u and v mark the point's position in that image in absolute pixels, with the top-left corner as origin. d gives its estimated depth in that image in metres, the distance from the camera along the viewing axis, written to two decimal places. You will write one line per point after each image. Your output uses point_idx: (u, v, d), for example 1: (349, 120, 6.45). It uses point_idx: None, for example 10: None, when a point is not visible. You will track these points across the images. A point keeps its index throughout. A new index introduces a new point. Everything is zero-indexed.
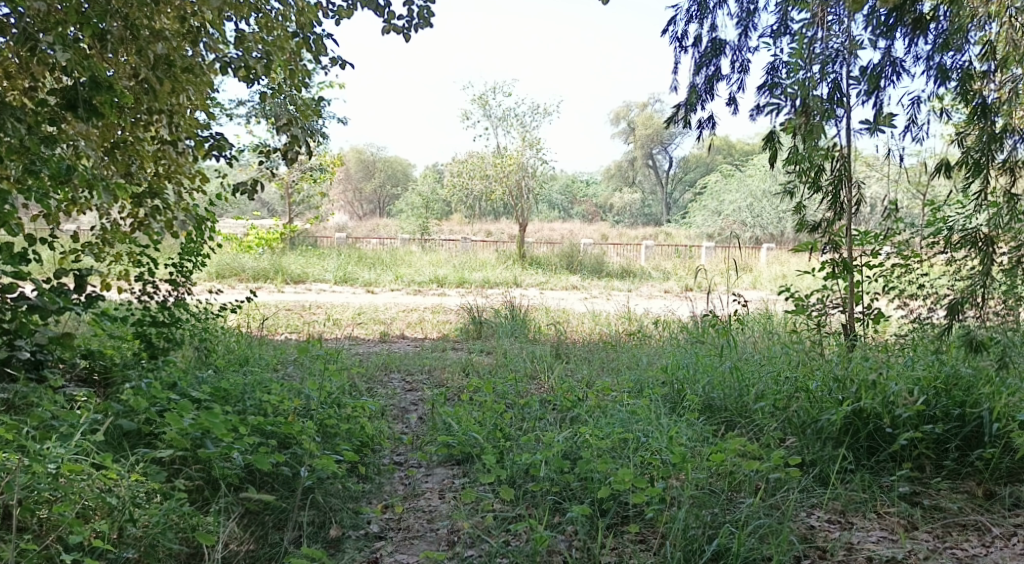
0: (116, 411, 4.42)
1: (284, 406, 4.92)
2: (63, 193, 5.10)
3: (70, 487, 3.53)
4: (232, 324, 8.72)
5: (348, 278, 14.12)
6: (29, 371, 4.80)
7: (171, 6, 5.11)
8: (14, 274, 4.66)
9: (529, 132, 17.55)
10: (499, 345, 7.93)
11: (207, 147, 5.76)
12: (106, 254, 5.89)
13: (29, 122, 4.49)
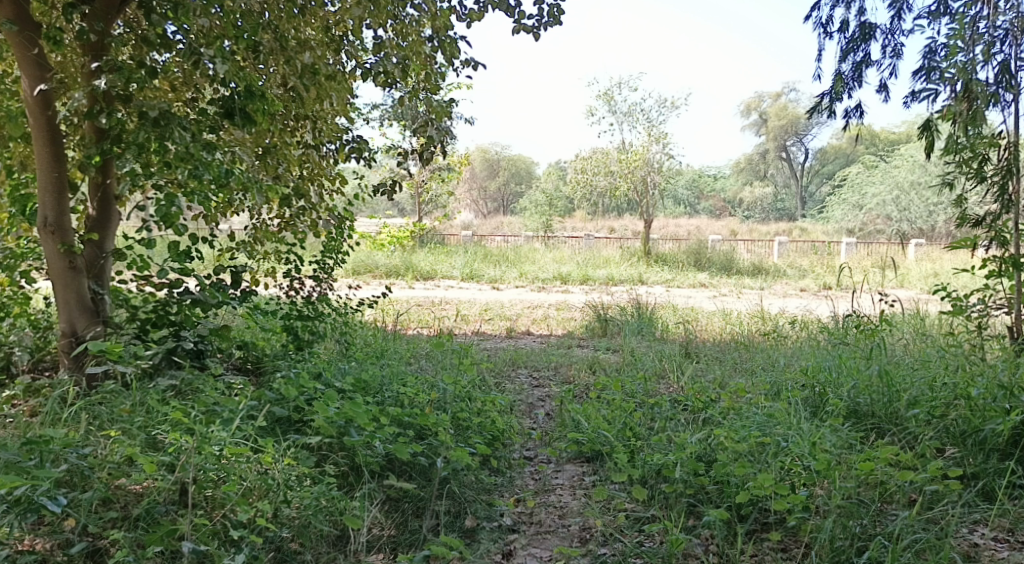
0: (269, 398, 4.67)
1: (419, 398, 5.07)
2: (221, 195, 5.46)
3: (233, 468, 3.75)
4: (367, 319, 9.06)
5: (474, 274, 14.36)
6: (192, 359, 5.21)
7: (316, 18, 5.48)
8: (180, 270, 5.15)
9: (655, 127, 17.27)
10: (626, 343, 7.86)
11: (348, 150, 6.02)
12: (256, 252, 6.24)
13: (193, 130, 4.85)
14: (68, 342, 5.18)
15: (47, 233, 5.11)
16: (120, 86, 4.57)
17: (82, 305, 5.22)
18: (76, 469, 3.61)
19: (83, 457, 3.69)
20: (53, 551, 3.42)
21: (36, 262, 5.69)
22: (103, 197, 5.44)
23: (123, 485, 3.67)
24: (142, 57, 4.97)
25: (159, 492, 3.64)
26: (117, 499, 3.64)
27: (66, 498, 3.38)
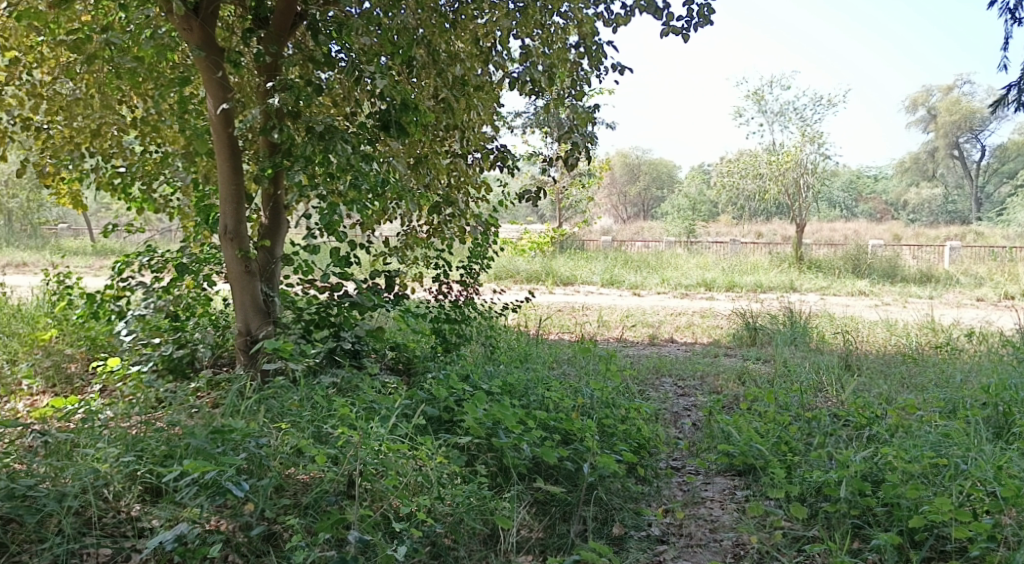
0: (422, 398, 4.78)
1: (565, 402, 5.05)
2: (378, 203, 5.63)
3: (391, 464, 3.85)
4: (509, 324, 9.12)
5: (615, 280, 14.21)
6: (351, 359, 5.49)
7: (467, 31, 5.61)
8: (341, 275, 5.44)
9: (809, 126, 16.53)
10: (778, 353, 7.54)
11: (492, 159, 6.06)
12: (407, 257, 6.39)
13: (354, 142, 5.01)
14: (243, 341, 5.49)
15: (227, 239, 5.46)
16: (291, 103, 4.82)
17: (255, 307, 5.53)
18: (254, 457, 3.80)
19: (262, 446, 3.87)
20: (235, 531, 3.55)
21: (216, 266, 6.13)
22: (274, 208, 5.75)
23: (294, 474, 3.82)
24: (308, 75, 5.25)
25: (325, 482, 3.75)
26: (288, 487, 3.78)
27: (248, 483, 3.56)
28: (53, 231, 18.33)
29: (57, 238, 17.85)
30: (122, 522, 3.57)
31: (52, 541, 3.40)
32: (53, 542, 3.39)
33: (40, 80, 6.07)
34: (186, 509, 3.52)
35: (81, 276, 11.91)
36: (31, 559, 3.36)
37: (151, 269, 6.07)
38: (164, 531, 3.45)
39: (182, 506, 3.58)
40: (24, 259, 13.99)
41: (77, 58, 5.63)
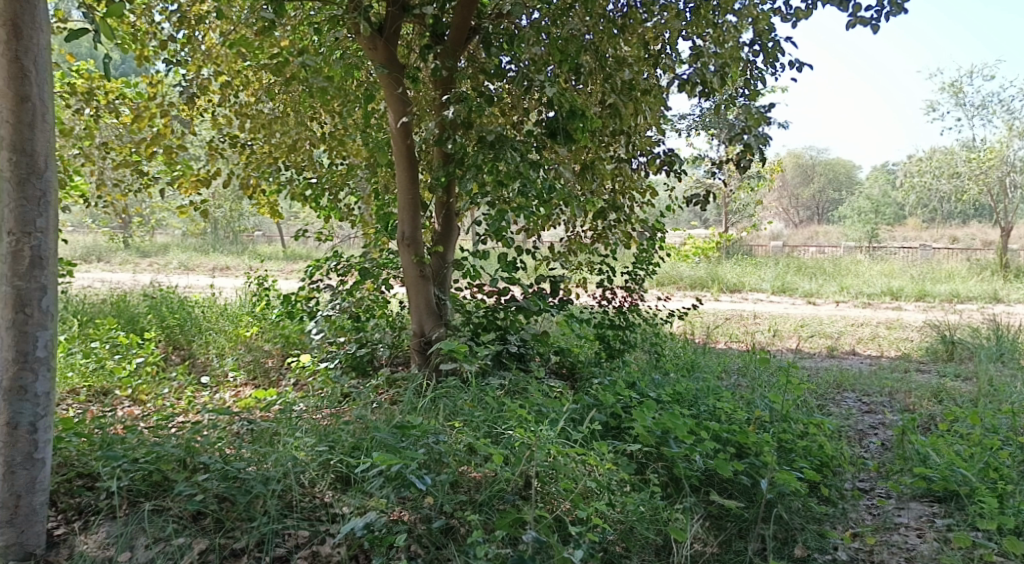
0: (589, 403, 4.88)
1: (737, 414, 4.99)
2: (544, 210, 5.77)
3: (562, 468, 3.97)
4: (677, 331, 9.06)
5: (787, 288, 13.73)
6: (517, 362, 5.71)
7: (635, 36, 5.65)
8: (508, 280, 5.80)
9: (1015, 120, 15.24)
10: (981, 370, 7.04)
11: (658, 163, 5.99)
12: (571, 262, 6.49)
13: (523, 150, 5.13)
14: (419, 342, 5.82)
15: (405, 245, 5.80)
16: (464, 114, 5.07)
17: (429, 309, 5.84)
18: (433, 452, 4.03)
19: (439, 442, 4.11)
20: (417, 523, 3.74)
21: (394, 271, 6.52)
22: (447, 215, 6.06)
23: (468, 471, 4.02)
24: (480, 86, 5.47)
25: (502, 481, 3.93)
26: (463, 484, 3.97)
27: (429, 477, 3.79)
28: (248, 236, 19.95)
29: (251, 242, 19.38)
30: (318, 507, 3.88)
31: (260, 521, 3.72)
32: (260, 521, 3.71)
33: (244, 101, 6.67)
34: (373, 499, 3.80)
35: (274, 278, 12.93)
36: (242, 536, 3.69)
37: (338, 272, 6.57)
38: (355, 518, 3.72)
39: (370, 496, 3.86)
40: (224, 263, 15.32)
41: (277, 79, 6.17)
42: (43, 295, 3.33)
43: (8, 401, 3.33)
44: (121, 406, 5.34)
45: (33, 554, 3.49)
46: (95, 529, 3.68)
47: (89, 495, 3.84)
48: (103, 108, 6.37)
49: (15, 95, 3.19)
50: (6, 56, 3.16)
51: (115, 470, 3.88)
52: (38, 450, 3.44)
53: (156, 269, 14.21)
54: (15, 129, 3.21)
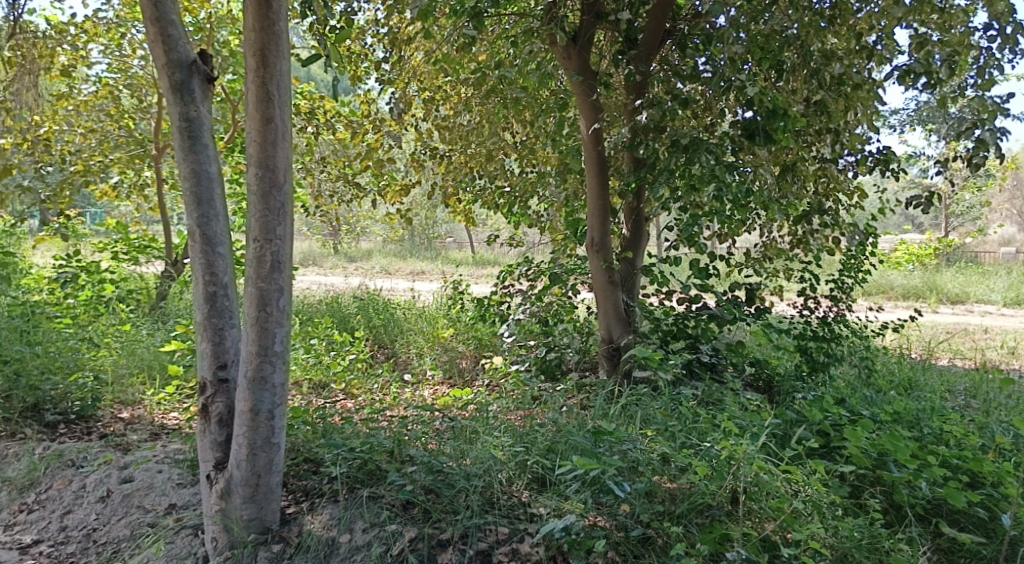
0: (795, 419, 4.73)
1: (969, 439, 4.63)
2: (741, 215, 5.63)
3: (768, 486, 3.86)
4: (892, 345, 8.52)
5: (1020, 300, 12.50)
6: (709, 372, 5.65)
7: (846, 28, 5.39)
8: (701, 287, 5.76)
9: None
10: None
11: (870, 164, 5.73)
12: (767, 269, 6.29)
13: (719, 152, 4.98)
14: (607, 348, 5.89)
15: (594, 252, 5.87)
16: (658, 119, 5.08)
17: (618, 315, 5.89)
18: (631, 460, 4.06)
19: (636, 449, 4.13)
20: (614, 530, 3.79)
21: (582, 277, 6.60)
22: (636, 220, 6.08)
23: (663, 482, 3.99)
24: (675, 89, 5.44)
25: (704, 493, 3.87)
26: (660, 494, 3.94)
27: (628, 484, 3.84)
28: (444, 242, 20.87)
29: (446, 249, 20.26)
30: (516, 506, 3.99)
31: (464, 515, 3.91)
32: (464, 515, 3.90)
33: (443, 114, 6.99)
34: (570, 503, 3.88)
35: (472, 283, 13.41)
36: (448, 527, 3.90)
37: (528, 277, 6.73)
38: (553, 519, 3.82)
39: (566, 499, 3.95)
40: (423, 268, 16.06)
41: (475, 93, 6.46)
42: (280, 296, 3.69)
43: (252, 389, 3.72)
44: (336, 398, 5.84)
45: (270, 528, 3.94)
46: (320, 510, 4.04)
47: (315, 479, 4.22)
48: (322, 127, 7.27)
49: (262, 116, 3.57)
50: (255, 82, 3.56)
51: (337, 457, 4.26)
52: (274, 435, 3.81)
53: (364, 274, 15.18)
54: (262, 147, 3.60)
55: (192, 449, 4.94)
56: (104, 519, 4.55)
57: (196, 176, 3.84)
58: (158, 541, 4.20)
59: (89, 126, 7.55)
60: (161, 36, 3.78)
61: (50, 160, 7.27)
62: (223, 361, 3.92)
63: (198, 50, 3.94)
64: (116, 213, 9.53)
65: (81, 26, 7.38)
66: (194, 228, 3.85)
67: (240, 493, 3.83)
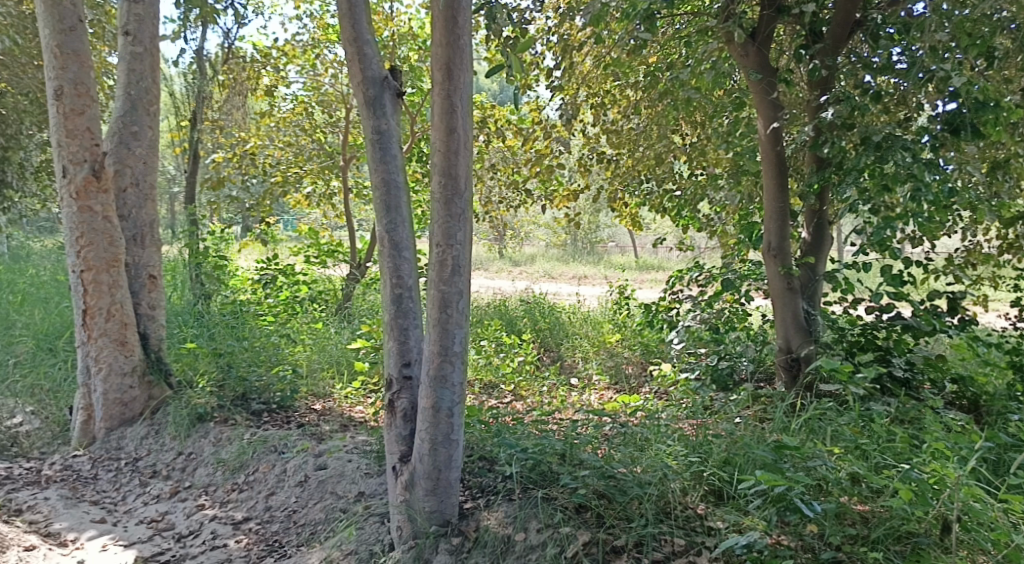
0: (1006, 442, 4.33)
1: None
2: (940, 217, 5.25)
3: (983, 516, 3.51)
4: None
5: None
6: (903, 387, 5.31)
7: None
8: (895, 295, 5.40)
9: None
10: None
11: None
12: (971, 274, 5.80)
13: (917, 149, 4.69)
14: (785, 358, 5.68)
15: (771, 256, 5.64)
16: (845, 115, 4.82)
17: (797, 324, 5.66)
18: (823, 478, 3.88)
19: (827, 468, 3.91)
20: (800, 551, 3.61)
21: (756, 282, 6.23)
22: (818, 224, 5.81)
23: (851, 506, 3.78)
24: (863, 84, 5.16)
25: (905, 519, 3.63)
26: (849, 516, 3.75)
27: (818, 504, 3.62)
28: (608, 247, 20.84)
29: (609, 255, 20.16)
30: (692, 518, 3.89)
31: (638, 523, 3.86)
32: (640, 523, 3.85)
33: (613, 117, 6.98)
34: (750, 518, 3.75)
35: (638, 287, 13.32)
36: (622, 534, 3.84)
37: (698, 283, 6.56)
38: (732, 534, 3.71)
39: (746, 516, 3.82)
40: (585, 273, 16.03)
41: (645, 95, 6.41)
42: (460, 299, 3.82)
43: (432, 387, 3.87)
44: (505, 399, 6.00)
45: (450, 521, 4.08)
46: (495, 508, 4.14)
47: (490, 476, 4.38)
48: (495, 135, 7.56)
49: (446, 127, 3.71)
50: (440, 94, 3.71)
51: (511, 456, 4.37)
52: (454, 432, 3.95)
53: (532, 277, 15.44)
54: (445, 156, 3.74)
55: (378, 441, 5.24)
56: (303, 502, 4.92)
57: (386, 185, 4.08)
58: (350, 526, 4.46)
59: (287, 140, 8.08)
60: (358, 55, 4.05)
61: (254, 173, 7.92)
62: (408, 359, 4.13)
63: (388, 66, 4.19)
64: (304, 219, 10.18)
65: (281, 49, 7.97)
66: (382, 234, 4.09)
67: (422, 486, 4.00)
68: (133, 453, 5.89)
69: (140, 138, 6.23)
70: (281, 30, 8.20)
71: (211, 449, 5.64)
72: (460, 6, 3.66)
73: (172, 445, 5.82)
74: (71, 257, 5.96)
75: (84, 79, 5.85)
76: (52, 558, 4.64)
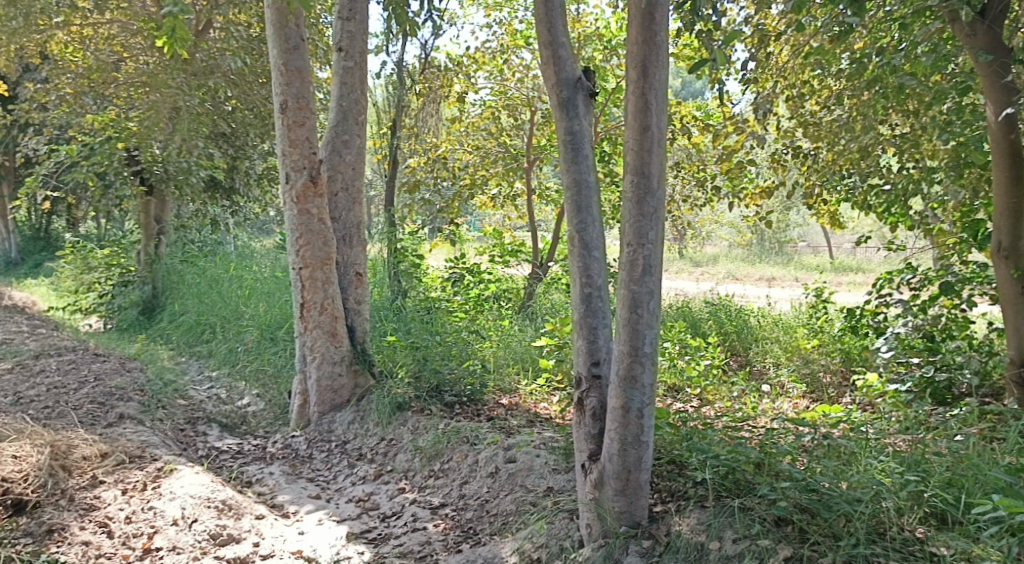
0: None
1: None
2: None
3: None
4: None
5: None
6: None
7: None
8: None
9: None
10: None
11: None
12: None
13: None
14: (1017, 371, 5.13)
15: (1002, 258, 5.12)
16: None
17: None
18: None
19: None
20: None
21: (985, 286, 5.78)
22: None
23: None
24: None
25: None
26: None
27: None
28: (798, 249, 19.94)
29: (801, 255, 19.18)
30: (913, 541, 3.59)
31: (848, 542, 3.62)
32: (849, 543, 3.60)
33: (816, 111, 6.65)
34: (982, 547, 3.40)
35: (834, 291, 12.70)
36: (830, 552, 3.61)
37: (912, 286, 6.04)
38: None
39: (976, 544, 3.46)
40: (772, 273, 15.36)
41: (851, 85, 6.03)
42: (651, 299, 3.77)
43: (623, 387, 3.86)
44: (693, 403, 5.93)
45: (640, 523, 4.05)
46: (687, 514, 4.05)
47: (680, 481, 4.29)
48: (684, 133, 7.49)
49: (640, 125, 3.69)
50: (635, 92, 3.69)
51: (704, 462, 4.26)
52: (644, 433, 3.91)
53: (719, 280, 15.05)
54: (638, 155, 3.72)
55: (564, 438, 5.29)
56: (494, 493, 5.07)
57: (577, 185, 4.10)
58: (541, 519, 4.51)
59: (475, 143, 8.37)
60: (552, 58, 4.11)
61: (446, 176, 8.31)
62: (597, 359, 4.15)
63: (583, 67, 4.22)
64: (487, 220, 10.58)
65: (473, 57, 8.29)
66: (574, 234, 4.14)
67: (612, 486, 3.99)
68: (342, 436, 6.32)
69: (351, 146, 6.68)
70: (473, 38, 8.87)
71: (409, 436, 5.94)
72: (658, 2, 3.62)
73: (375, 430, 6.21)
74: (292, 256, 6.49)
75: (306, 94, 6.36)
76: (277, 527, 5.04)
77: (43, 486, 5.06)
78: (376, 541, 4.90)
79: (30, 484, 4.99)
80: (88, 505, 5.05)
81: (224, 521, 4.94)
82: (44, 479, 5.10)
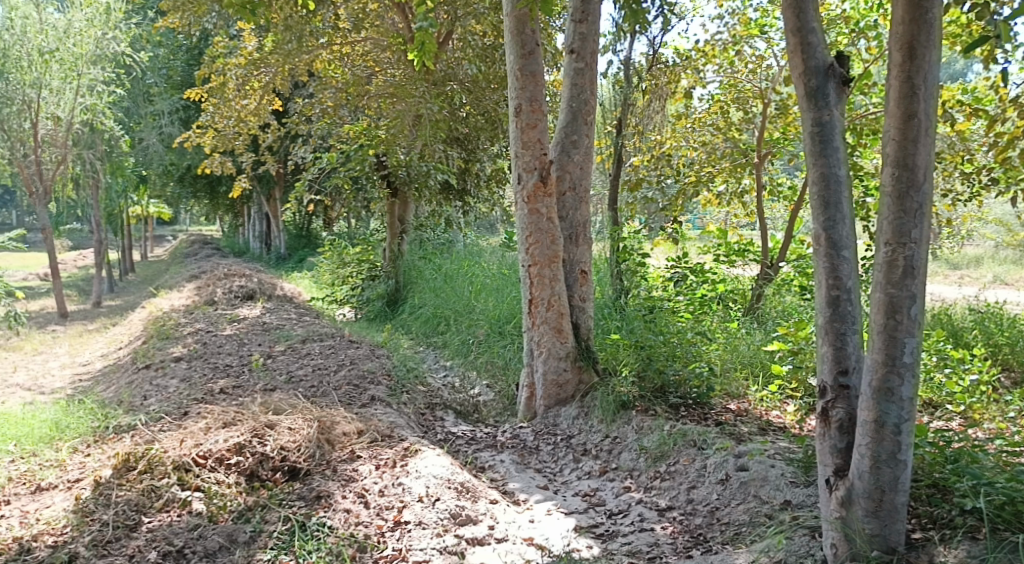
0: None
1: None
2: None
3: None
4: None
5: None
6: None
7: None
8: None
9: None
10: None
11: None
12: None
13: None
14: None
15: None
16: None
17: None
18: None
19: None
20: None
21: None
22: None
23: None
24: None
25: None
26: None
27: None
28: None
29: None
30: None
31: None
32: None
33: None
34: None
35: None
36: None
37: None
38: None
39: None
40: None
41: None
42: (913, 304, 3.51)
43: (877, 399, 3.60)
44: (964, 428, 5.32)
45: (896, 549, 3.73)
46: (956, 544, 3.72)
47: (944, 508, 3.94)
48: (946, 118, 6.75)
49: (904, 112, 3.46)
50: (899, 77, 3.47)
51: (974, 488, 3.86)
52: (901, 451, 3.62)
53: (983, 285, 13.41)
54: (901, 145, 3.49)
55: (802, 451, 5.08)
56: (725, 500, 4.91)
57: (826, 180, 3.90)
58: (780, 534, 4.31)
59: (703, 139, 8.10)
60: (801, 45, 3.91)
61: (670, 173, 8.11)
62: (844, 368, 3.90)
63: (835, 54, 3.98)
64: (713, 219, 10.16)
65: (701, 50, 8.04)
66: (820, 232, 3.95)
67: (863, 506, 3.72)
68: (567, 430, 6.44)
69: (579, 147, 6.78)
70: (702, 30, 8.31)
71: (634, 436, 5.91)
72: None
73: (599, 428, 6.26)
74: (522, 254, 6.69)
75: (539, 97, 6.54)
76: (510, 513, 5.21)
77: (312, 457, 5.66)
78: (604, 536, 4.92)
79: (302, 454, 5.60)
80: (348, 477, 5.47)
81: (462, 502, 5.18)
82: (313, 450, 5.70)
